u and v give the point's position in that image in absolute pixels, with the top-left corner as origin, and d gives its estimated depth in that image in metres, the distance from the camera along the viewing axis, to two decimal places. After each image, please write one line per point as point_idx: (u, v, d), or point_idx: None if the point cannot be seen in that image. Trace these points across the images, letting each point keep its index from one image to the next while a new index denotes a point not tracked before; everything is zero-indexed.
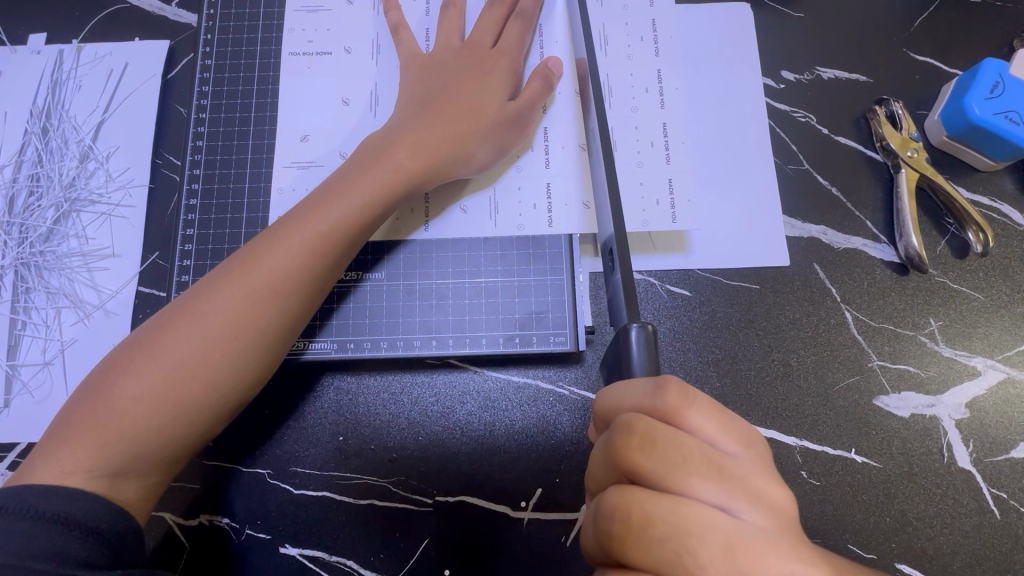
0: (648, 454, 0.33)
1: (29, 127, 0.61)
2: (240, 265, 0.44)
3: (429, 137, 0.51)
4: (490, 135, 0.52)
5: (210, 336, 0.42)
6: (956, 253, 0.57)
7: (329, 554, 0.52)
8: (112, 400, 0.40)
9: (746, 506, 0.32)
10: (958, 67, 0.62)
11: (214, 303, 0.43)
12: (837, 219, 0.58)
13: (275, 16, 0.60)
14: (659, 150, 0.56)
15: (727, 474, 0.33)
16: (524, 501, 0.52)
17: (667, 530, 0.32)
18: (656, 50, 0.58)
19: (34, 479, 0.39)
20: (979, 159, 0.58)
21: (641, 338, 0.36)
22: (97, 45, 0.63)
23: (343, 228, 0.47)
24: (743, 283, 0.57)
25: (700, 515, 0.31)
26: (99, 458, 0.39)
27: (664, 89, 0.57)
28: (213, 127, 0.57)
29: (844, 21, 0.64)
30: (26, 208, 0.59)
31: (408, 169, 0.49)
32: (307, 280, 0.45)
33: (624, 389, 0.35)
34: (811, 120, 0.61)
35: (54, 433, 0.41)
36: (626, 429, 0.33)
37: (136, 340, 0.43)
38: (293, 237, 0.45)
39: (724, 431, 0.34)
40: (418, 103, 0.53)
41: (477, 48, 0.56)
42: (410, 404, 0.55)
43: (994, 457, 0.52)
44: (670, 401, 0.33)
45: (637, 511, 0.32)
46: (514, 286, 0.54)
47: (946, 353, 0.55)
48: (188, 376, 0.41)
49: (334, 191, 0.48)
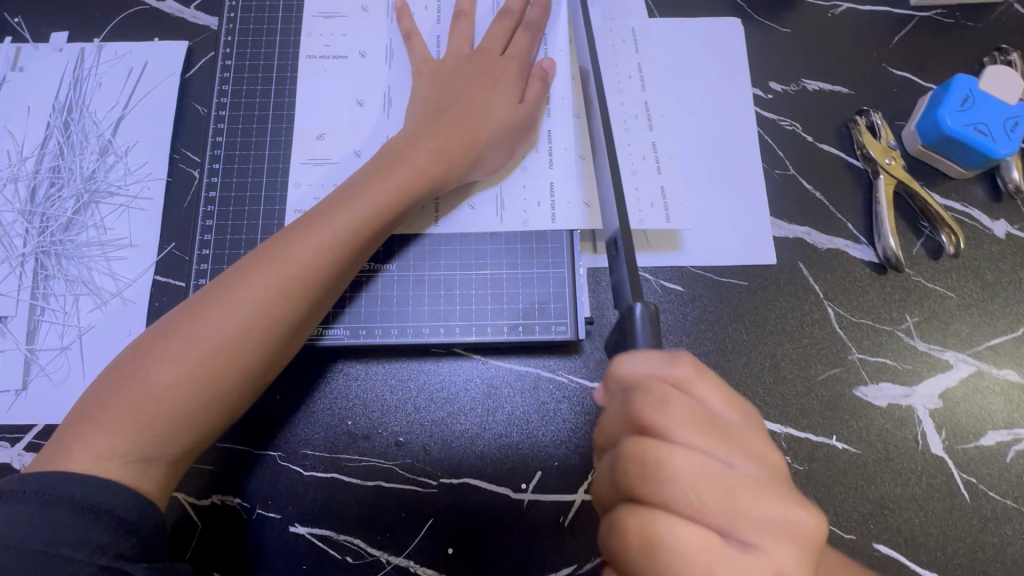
0: (661, 412, 0.35)
1: (51, 121, 0.63)
2: (267, 256, 0.47)
3: (446, 139, 0.54)
4: (498, 137, 0.56)
5: (239, 324, 0.45)
6: (930, 254, 0.61)
7: (336, 533, 0.54)
8: (146, 385, 0.43)
9: (740, 457, 0.34)
10: (933, 81, 0.66)
11: (243, 292, 0.46)
12: (821, 221, 0.62)
13: (292, 20, 0.63)
14: (649, 164, 0.61)
15: (729, 435, 0.34)
16: (525, 483, 0.55)
17: (675, 472, 0.33)
18: (642, 85, 0.65)
19: (66, 463, 0.41)
20: (951, 167, 0.62)
21: (645, 315, 0.39)
22: (118, 44, 0.65)
23: (365, 225, 0.49)
24: (732, 280, 0.60)
25: (706, 463, 0.33)
26: (135, 441, 0.42)
27: (651, 116, 0.63)
28: (232, 125, 0.60)
29: (828, 36, 0.68)
30: (47, 199, 0.61)
31: (427, 171, 0.52)
32: (330, 272, 0.48)
33: (639, 359, 0.37)
34: (797, 128, 0.65)
35: (85, 416, 0.43)
36: (642, 391, 0.36)
37: (166, 327, 0.45)
38: (318, 232, 0.48)
39: (728, 403, 0.36)
40: (430, 106, 0.56)
41: (488, 54, 0.59)
42: (417, 391, 0.57)
43: (965, 444, 0.56)
44: (681, 368, 0.36)
45: (651, 455, 0.34)
46: (518, 278, 0.57)
47: (921, 347, 0.58)
48: (219, 362, 0.44)
49: (356, 189, 0.51)
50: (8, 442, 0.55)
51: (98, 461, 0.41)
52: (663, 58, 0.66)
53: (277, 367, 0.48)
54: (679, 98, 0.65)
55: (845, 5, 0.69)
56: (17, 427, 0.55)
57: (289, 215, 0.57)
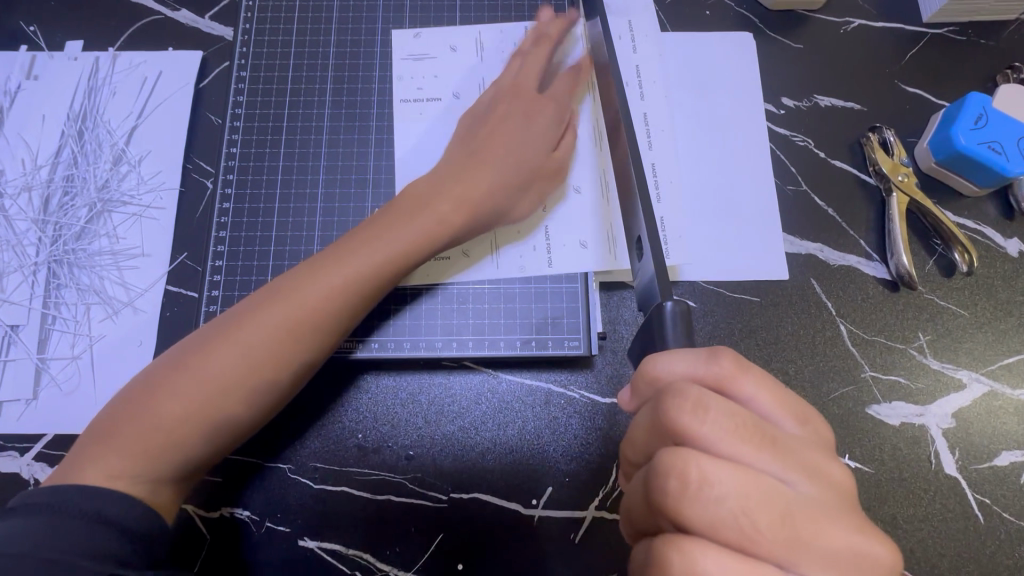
0: (699, 417, 0.32)
1: (66, 130, 0.63)
2: (283, 297, 0.47)
3: (470, 189, 0.53)
4: (525, 182, 0.56)
5: (254, 363, 0.45)
6: (943, 272, 0.60)
7: (345, 547, 0.54)
8: (156, 417, 0.43)
9: (798, 475, 0.32)
10: (945, 98, 0.66)
11: (258, 333, 0.45)
12: (833, 237, 0.62)
13: (308, 33, 0.64)
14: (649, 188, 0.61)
15: (780, 443, 0.32)
16: (535, 499, 0.55)
17: (720, 492, 0.31)
18: (640, 95, 0.64)
19: (78, 479, 0.41)
20: (964, 185, 0.62)
21: (677, 312, 0.38)
22: (133, 54, 0.66)
23: (381, 271, 0.49)
24: (744, 296, 0.60)
25: (758, 482, 0.31)
26: (144, 467, 0.42)
27: (650, 131, 0.63)
28: (246, 136, 0.60)
29: (840, 52, 0.68)
30: (60, 207, 0.61)
31: (444, 219, 0.52)
32: (343, 317, 0.48)
33: (674, 357, 0.35)
34: (809, 144, 0.65)
35: (96, 438, 0.43)
36: (677, 393, 0.33)
37: (180, 356, 0.45)
38: (334, 275, 0.48)
39: (779, 405, 0.34)
40: (458, 144, 0.56)
41: (522, 91, 0.59)
42: (427, 405, 0.57)
43: (978, 465, 0.55)
44: (722, 366, 0.34)
45: (692, 471, 0.31)
46: (530, 292, 0.57)
47: (934, 365, 0.58)
48: (228, 399, 0.44)
49: (375, 230, 0.51)
50: (17, 451, 0.55)
51: (108, 481, 0.41)
52: (676, 72, 0.67)
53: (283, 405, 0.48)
54: (692, 114, 0.65)
55: (857, 21, 0.69)
56: (26, 436, 0.55)
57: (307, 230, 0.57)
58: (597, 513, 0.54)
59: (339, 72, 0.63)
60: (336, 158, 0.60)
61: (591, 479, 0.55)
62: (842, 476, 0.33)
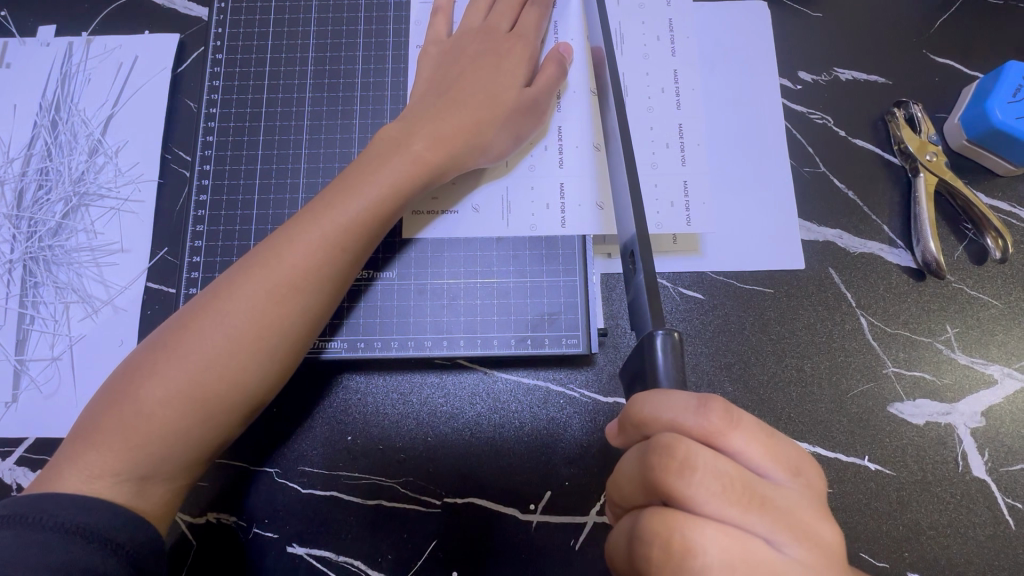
0: (687, 479, 0.30)
1: (38, 120, 0.60)
2: (256, 262, 0.44)
3: (444, 124, 0.50)
4: (505, 122, 0.52)
5: (234, 333, 0.42)
6: (974, 259, 0.56)
7: (336, 554, 0.51)
8: (137, 403, 0.40)
9: (788, 537, 0.30)
10: (978, 69, 0.61)
11: (235, 301, 0.43)
12: (854, 223, 0.57)
13: (286, 11, 0.60)
14: (673, 151, 0.55)
15: (769, 505, 0.30)
16: (533, 504, 0.52)
17: (705, 562, 0.29)
18: (672, 50, 0.58)
19: (58, 483, 0.38)
20: (998, 164, 0.57)
21: (667, 345, 0.34)
22: (107, 38, 0.62)
23: (364, 222, 0.46)
24: (756, 287, 0.56)
25: (743, 547, 0.29)
26: (128, 460, 0.39)
27: (680, 89, 0.57)
28: (223, 123, 0.57)
29: (862, 20, 0.63)
30: (35, 202, 0.58)
31: (422, 157, 0.48)
32: (328, 275, 0.45)
33: (666, 401, 0.32)
34: (828, 122, 0.60)
35: (78, 435, 0.40)
36: (664, 451, 0.31)
37: (158, 340, 0.42)
38: (311, 233, 0.45)
39: (771, 458, 0.32)
40: (433, 90, 0.53)
41: (495, 33, 0.55)
42: (418, 405, 0.54)
43: (1009, 466, 0.52)
44: (712, 421, 0.31)
45: (676, 538, 0.30)
46: (526, 287, 0.54)
47: (963, 360, 0.54)
48: (215, 376, 0.41)
49: (351, 183, 0.47)
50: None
51: (90, 481, 0.38)
52: None
53: (279, 383, 0.45)
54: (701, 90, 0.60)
55: None
56: (7, 441, 0.53)
57: (284, 219, 0.54)
58: (598, 518, 0.52)
59: (321, 52, 0.59)
60: (318, 144, 0.56)
61: (592, 484, 0.52)
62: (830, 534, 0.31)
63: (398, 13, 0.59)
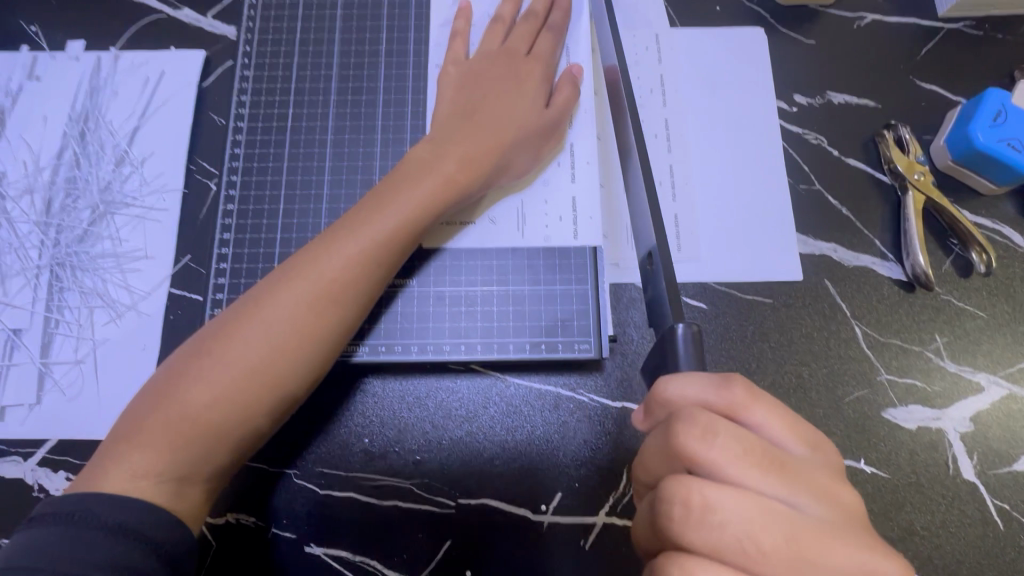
0: (707, 445, 0.32)
1: (67, 131, 0.62)
2: (295, 271, 0.46)
3: (473, 145, 0.53)
4: (524, 142, 0.55)
5: (275, 339, 0.44)
6: (961, 272, 0.59)
7: (352, 554, 0.53)
8: (182, 404, 0.42)
9: (809, 501, 0.32)
10: (961, 94, 0.65)
11: (276, 308, 0.45)
12: (848, 237, 0.61)
13: (311, 31, 0.63)
14: (665, 189, 0.61)
15: (791, 471, 0.32)
16: (545, 505, 0.54)
17: (726, 517, 0.31)
18: (663, 101, 0.64)
19: (99, 485, 0.39)
20: (982, 183, 0.60)
21: (687, 335, 0.37)
22: (135, 53, 0.65)
23: (397, 235, 0.49)
24: (757, 297, 0.59)
25: (761, 506, 0.31)
26: (172, 461, 0.41)
27: (670, 135, 0.63)
28: (250, 136, 0.59)
29: (854, 48, 0.67)
30: (63, 209, 0.60)
31: (455, 177, 0.51)
32: (363, 285, 0.47)
33: (686, 381, 0.35)
34: (823, 142, 0.64)
35: (122, 436, 0.42)
36: (687, 419, 0.33)
37: (199, 344, 0.44)
38: (348, 244, 0.47)
39: (791, 430, 0.34)
40: (459, 111, 0.55)
41: (514, 56, 0.58)
42: (434, 409, 0.56)
43: (997, 469, 0.54)
44: (735, 393, 0.34)
45: (695, 497, 0.32)
46: (540, 294, 0.56)
47: (951, 368, 0.57)
48: (257, 380, 0.43)
49: (383, 197, 0.50)
50: (21, 457, 0.54)
51: (134, 481, 0.40)
52: (687, 70, 0.65)
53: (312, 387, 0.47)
54: (703, 112, 0.64)
55: (870, 16, 0.68)
56: (30, 442, 0.54)
57: (309, 228, 0.57)
58: (607, 519, 0.53)
59: (344, 70, 0.62)
60: (341, 158, 0.59)
61: (602, 485, 0.54)
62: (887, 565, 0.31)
63: (418, 34, 0.62)
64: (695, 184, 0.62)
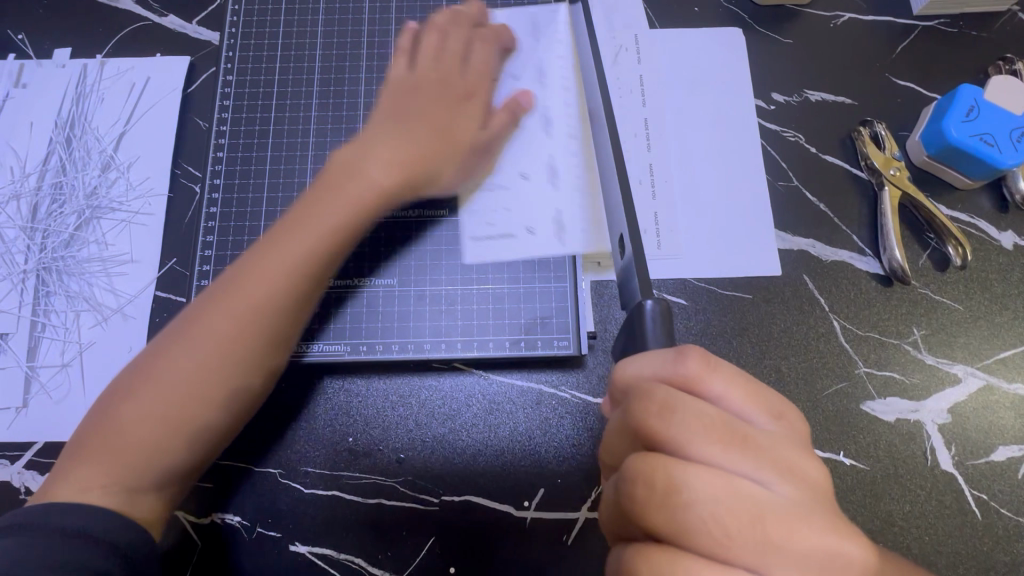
0: (667, 421, 0.33)
1: (53, 137, 0.63)
2: (223, 287, 0.47)
3: (407, 155, 0.53)
4: (478, 155, 0.56)
5: (202, 357, 0.45)
6: (937, 266, 0.60)
7: (337, 551, 0.53)
8: (122, 421, 0.44)
9: (774, 478, 0.32)
10: (937, 90, 0.66)
11: (201, 325, 0.45)
12: (825, 232, 0.61)
13: (293, 35, 0.64)
14: (645, 187, 0.62)
15: (753, 443, 0.32)
16: (527, 501, 0.54)
17: (691, 497, 0.31)
18: (642, 100, 0.65)
19: (52, 496, 0.42)
20: (957, 177, 0.61)
21: (656, 311, 0.37)
22: (121, 60, 0.66)
23: (324, 244, 0.49)
24: (736, 293, 0.60)
25: (727, 487, 0.31)
26: (114, 474, 0.42)
27: (649, 134, 0.64)
28: (233, 140, 0.60)
29: (830, 46, 0.68)
30: (49, 214, 0.61)
31: (372, 188, 0.51)
32: (292, 289, 0.47)
33: (642, 360, 0.35)
34: (800, 139, 0.65)
35: (72, 451, 0.44)
36: (645, 395, 0.33)
37: (140, 362, 0.46)
38: (272, 257, 0.47)
39: (751, 400, 0.34)
40: (393, 117, 0.55)
41: (447, 63, 0.58)
42: (417, 407, 0.57)
43: (975, 460, 0.55)
44: (690, 366, 0.34)
45: (660, 477, 0.32)
46: (519, 293, 0.57)
47: (928, 360, 0.57)
48: (188, 397, 0.44)
49: (312, 208, 0.50)
50: (8, 460, 0.54)
51: (81, 493, 0.42)
52: (665, 69, 0.66)
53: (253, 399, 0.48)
54: (681, 112, 0.65)
55: (847, 15, 0.69)
56: (18, 445, 0.55)
57: None
58: (589, 514, 0.54)
59: (326, 74, 0.62)
60: (323, 160, 0.59)
61: (584, 480, 0.55)
62: (851, 547, 0.31)
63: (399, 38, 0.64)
64: (674, 181, 0.63)
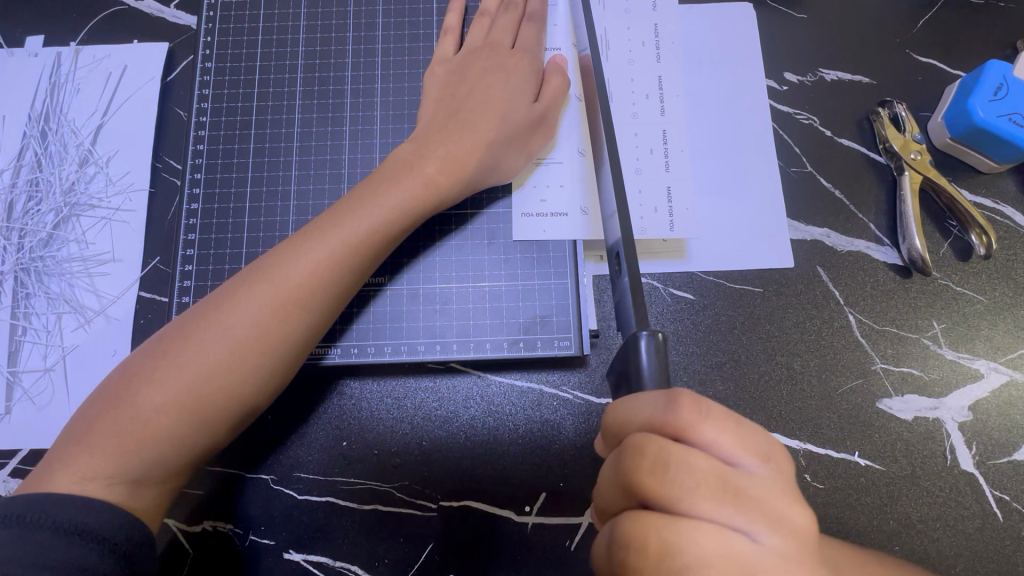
0: (659, 479, 0.31)
1: (27, 131, 0.60)
2: (258, 276, 0.44)
3: (456, 148, 0.50)
4: (516, 141, 0.53)
5: (231, 348, 0.42)
6: (959, 255, 0.57)
7: (332, 559, 0.52)
8: (132, 408, 0.40)
9: (765, 530, 0.31)
10: (960, 68, 0.62)
11: (235, 314, 0.43)
12: (840, 221, 0.58)
13: (275, 19, 0.60)
14: (657, 157, 0.56)
15: (744, 497, 0.31)
16: (529, 506, 0.52)
17: (685, 561, 0.30)
18: (657, 57, 0.59)
19: (49, 484, 0.38)
20: (981, 161, 0.58)
21: (651, 346, 0.34)
22: (95, 47, 0.62)
23: (367, 242, 0.46)
24: (746, 286, 0.57)
25: (719, 546, 0.30)
26: (121, 464, 0.39)
27: (664, 96, 0.58)
28: (213, 132, 0.57)
29: (846, 22, 0.64)
30: (25, 212, 0.58)
31: (432, 181, 0.49)
32: (330, 292, 0.45)
33: (632, 403, 0.33)
34: (814, 122, 0.61)
35: (76, 436, 0.40)
36: (637, 452, 0.31)
37: (158, 345, 0.43)
38: (315, 249, 0.45)
39: (741, 444, 0.32)
40: (442, 111, 0.53)
41: (498, 48, 0.56)
42: (413, 409, 0.55)
43: (996, 459, 0.52)
44: (682, 416, 0.32)
45: (652, 540, 0.31)
46: (517, 290, 0.54)
47: (949, 355, 0.55)
48: (209, 389, 0.41)
49: (359, 202, 0.47)
50: None
51: (81, 483, 0.38)
52: None
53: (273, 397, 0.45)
54: (690, 91, 0.61)
55: None
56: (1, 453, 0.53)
57: (277, 226, 0.55)
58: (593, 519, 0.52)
59: (310, 59, 0.59)
60: (309, 151, 0.56)
61: (587, 484, 0.53)
62: None
63: (387, 20, 0.60)
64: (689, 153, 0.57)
